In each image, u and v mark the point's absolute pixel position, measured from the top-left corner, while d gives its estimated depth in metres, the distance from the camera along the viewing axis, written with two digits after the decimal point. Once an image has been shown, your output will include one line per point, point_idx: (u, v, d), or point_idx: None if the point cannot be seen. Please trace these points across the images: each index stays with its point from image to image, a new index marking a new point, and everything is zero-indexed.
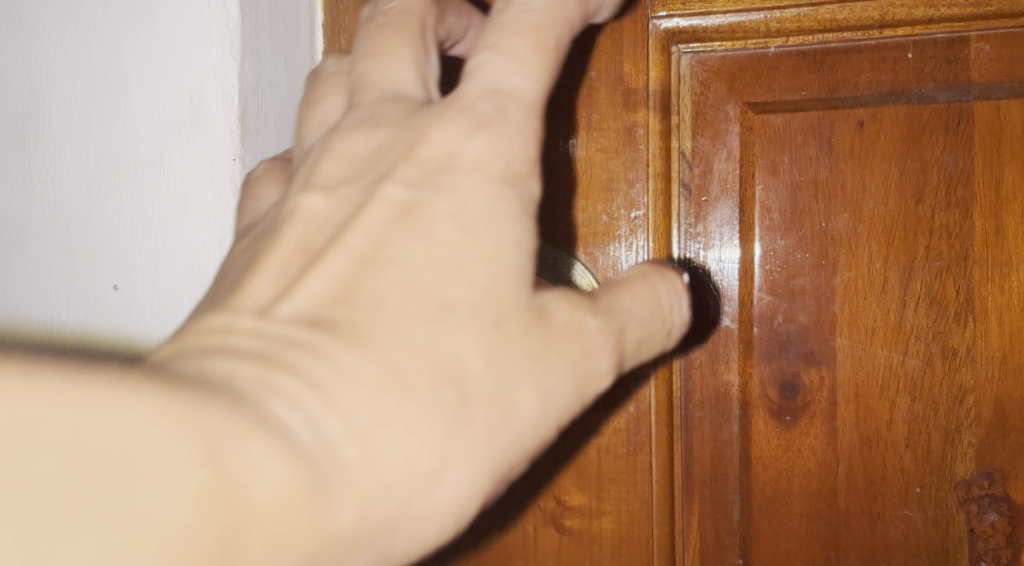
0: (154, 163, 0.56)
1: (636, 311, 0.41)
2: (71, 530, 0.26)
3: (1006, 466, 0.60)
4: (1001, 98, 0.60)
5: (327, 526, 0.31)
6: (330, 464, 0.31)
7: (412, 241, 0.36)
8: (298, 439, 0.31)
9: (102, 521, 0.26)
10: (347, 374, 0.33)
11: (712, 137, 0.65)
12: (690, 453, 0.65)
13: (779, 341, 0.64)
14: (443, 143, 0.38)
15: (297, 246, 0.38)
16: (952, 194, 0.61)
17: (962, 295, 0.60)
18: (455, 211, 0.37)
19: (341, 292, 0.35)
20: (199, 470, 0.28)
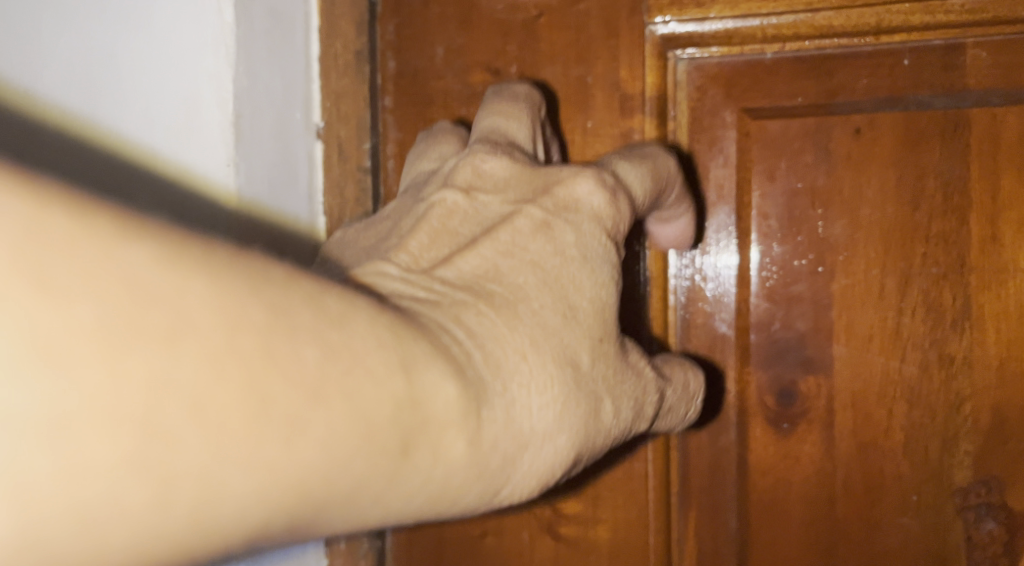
0: (150, 169, 0.56)
1: (673, 382, 0.50)
2: (292, 408, 0.30)
3: (1003, 474, 0.60)
4: (998, 104, 0.60)
5: (469, 445, 0.37)
6: (487, 395, 0.38)
7: (547, 244, 0.44)
8: (468, 370, 0.38)
9: (305, 407, 0.31)
10: (511, 336, 0.40)
11: (709, 143, 0.64)
12: (686, 461, 0.65)
13: (777, 348, 0.63)
14: (576, 192, 0.45)
15: (441, 228, 0.46)
16: (949, 201, 0.60)
17: (959, 302, 0.60)
18: (579, 238, 0.44)
19: (489, 270, 0.43)
20: (386, 380, 0.34)
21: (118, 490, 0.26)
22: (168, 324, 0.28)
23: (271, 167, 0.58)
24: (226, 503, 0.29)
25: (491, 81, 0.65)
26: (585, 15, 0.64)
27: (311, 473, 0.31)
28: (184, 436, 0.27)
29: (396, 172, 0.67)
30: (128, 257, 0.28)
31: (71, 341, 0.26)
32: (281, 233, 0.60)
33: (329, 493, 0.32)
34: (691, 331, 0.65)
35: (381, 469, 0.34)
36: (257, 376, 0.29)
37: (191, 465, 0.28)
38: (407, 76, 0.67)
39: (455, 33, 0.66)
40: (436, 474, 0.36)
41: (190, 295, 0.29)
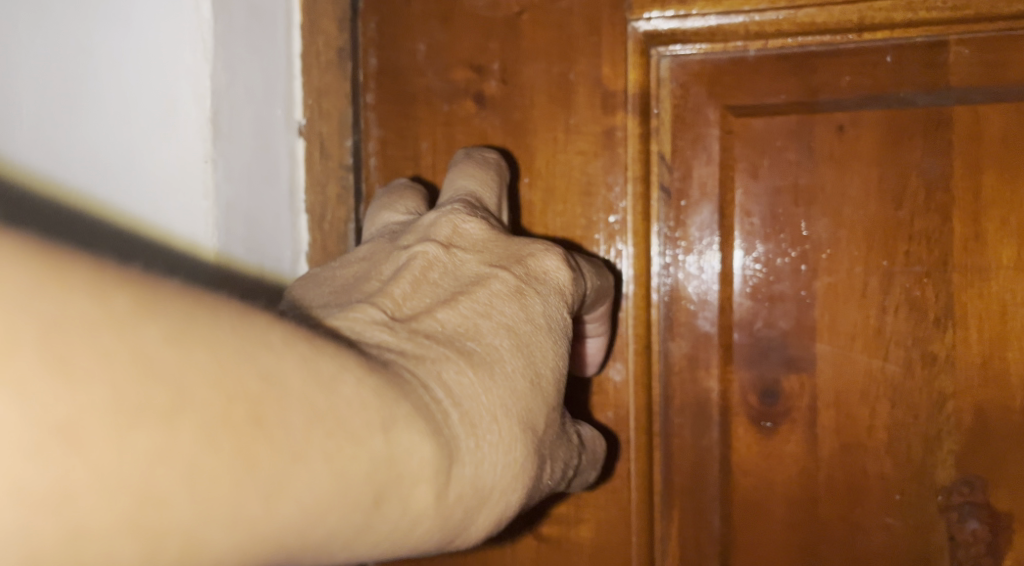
0: (124, 160, 0.54)
1: (589, 449, 0.51)
2: (271, 473, 0.32)
3: (986, 474, 0.59)
4: (980, 102, 0.60)
5: (438, 500, 0.38)
6: (458, 452, 0.39)
7: (520, 310, 0.45)
8: (447, 429, 0.39)
9: (287, 466, 0.33)
10: (489, 392, 0.41)
11: (692, 140, 0.64)
12: (670, 461, 0.65)
13: (760, 347, 0.63)
14: (546, 265, 0.48)
15: (419, 279, 0.46)
16: (931, 200, 0.60)
17: (942, 301, 0.60)
18: (545, 309, 0.46)
19: (470, 328, 0.43)
20: (365, 440, 0.35)
21: (113, 545, 0.29)
22: (168, 399, 0.30)
23: (250, 166, 0.58)
24: (209, 552, 0.31)
25: (474, 78, 0.65)
26: (567, 12, 0.63)
27: (289, 526, 0.33)
28: (176, 501, 0.30)
29: (378, 168, 0.67)
30: (140, 337, 0.30)
31: (85, 419, 0.28)
32: (260, 233, 0.59)
33: (305, 543, 0.34)
34: (675, 330, 0.64)
35: (355, 523, 0.35)
36: (246, 443, 0.31)
37: (179, 523, 0.30)
38: (389, 73, 0.67)
39: (437, 29, 0.66)
40: (405, 530, 0.37)
41: (194, 369, 0.31)
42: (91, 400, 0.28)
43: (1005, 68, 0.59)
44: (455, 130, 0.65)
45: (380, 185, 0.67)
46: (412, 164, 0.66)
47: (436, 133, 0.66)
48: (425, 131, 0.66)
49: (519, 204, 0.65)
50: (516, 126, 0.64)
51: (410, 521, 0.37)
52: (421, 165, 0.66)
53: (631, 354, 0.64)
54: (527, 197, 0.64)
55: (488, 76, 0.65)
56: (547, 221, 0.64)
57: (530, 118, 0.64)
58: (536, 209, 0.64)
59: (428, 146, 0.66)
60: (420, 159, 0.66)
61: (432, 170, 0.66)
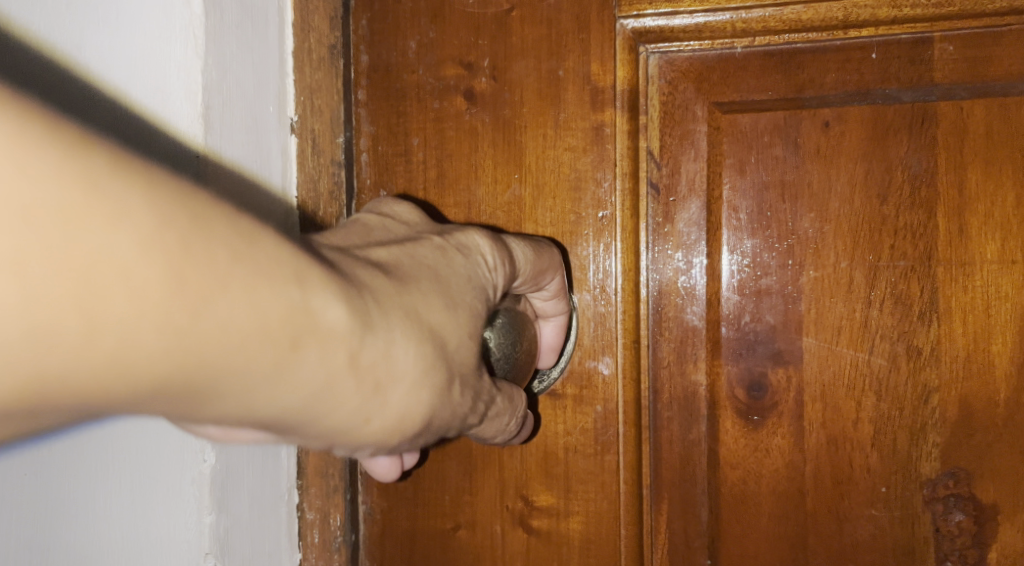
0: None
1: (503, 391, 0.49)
2: (198, 295, 0.31)
3: (971, 466, 0.60)
4: (964, 98, 0.60)
5: (351, 365, 0.37)
6: (374, 324, 0.38)
7: (442, 258, 0.45)
8: (362, 303, 0.38)
9: (213, 296, 0.32)
10: (402, 294, 0.40)
11: (680, 136, 0.65)
12: (658, 454, 0.65)
13: (747, 341, 0.64)
14: (475, 235, 0.49)
15: (353, 230, 0.45)
16: (917, 195, 0.61)
17: (927, 295, 0.60)
18: (468, 263, 0.47)
19: (392, 261, 0.43)
20: (281, 288, 0.34)
21: (56, 322, 0.28)
22: (99, 199, 0.29)
23: (241, 160, 0.58)
24: (127, 354, 0.30)
25: (464, 75, 0.66)
26: (556, 10, 0.64)
27: (211, 352, 0.32)
28: (114, 295, 0.29)
29: (370, 164, 0.67)
30: (82, 149, 0.29)
31: (39, 202, 0.27)
32: None
33: (220, 371, 0.32)
34: (663, 324, 0.65)
35: (272, 366, 0.34)
36: (174, 262, 0.30)
37: (117, 319, 0.29)
38: (380, 70, 0.67)
39: (427, 27, 0.66)
40: (319, 388, 0.36)
41: (135, 192, 0.30)
42: (37, 193, 0.27)
43: (988, 64, 0.60)
44: (445, 127, 0.66)
45: (371, 181, 0.67)
46: (403, 160, 0.67)
47: (426, 130, 0.66)
48: (416, 128, 0.67)
49: (509, 200, 0.65)
50: (506, 122, 0.65)
51: (330, 374, 0.36)
52: (411, 161, 0.67)
53: (620, 348, 0.64)
54: (517, 193, 0.65)
55: (478, 73, 0.65)
56: (537, 217, 0.65)
57: (520, 114, 0.65)
58: (525, 204, 0.65)
59: (418, 142, 0.66)
60: (411, 156, 0.67)
61: (423, 166, 0.66)
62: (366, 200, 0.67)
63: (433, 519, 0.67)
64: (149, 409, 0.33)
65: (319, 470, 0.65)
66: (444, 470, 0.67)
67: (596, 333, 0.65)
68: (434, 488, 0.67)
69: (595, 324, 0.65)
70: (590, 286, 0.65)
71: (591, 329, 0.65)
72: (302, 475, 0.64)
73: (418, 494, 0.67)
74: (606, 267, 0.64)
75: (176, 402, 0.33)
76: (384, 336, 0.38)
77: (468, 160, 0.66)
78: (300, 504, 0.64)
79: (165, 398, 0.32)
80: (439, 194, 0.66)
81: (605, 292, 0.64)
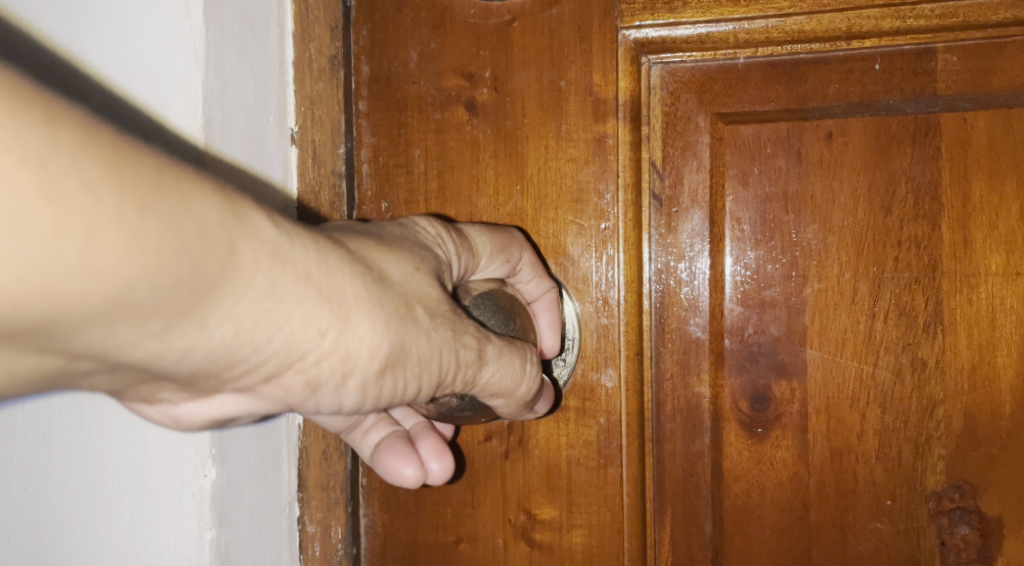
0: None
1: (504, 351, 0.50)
2: (134, 188, 0.32)
3: (976, 479, 0.60)
4: (968, 109, 0.60)
5: (289, 271, 0.38)
6: (300, 240, 0.39)
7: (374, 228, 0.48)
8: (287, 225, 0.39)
9: (149, 192, 0.33)
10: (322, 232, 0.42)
11: (683, 148, 0.64)
12: (661, 467, 0.65)
13: (750, 353, 0.63)
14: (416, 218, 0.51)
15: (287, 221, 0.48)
16: (920, 206, 0.60)
17: (931, 306, 0.60)
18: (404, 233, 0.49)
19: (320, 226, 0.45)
20: (209, 195, 0.35)
21: (23, 220, 0.29)
22: (31, 106, 0.30)
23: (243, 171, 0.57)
24: (99, 258, 0.31)
25: (465, 85, 0.65)
26: (558, 21, 0.64)
27: (159, 247, 0.33)
28: (63, 188, 0.30)
29: (371, 175, 0.67)
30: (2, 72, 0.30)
31: None
32: None
33: (188, 277, 0.34)
34: (666, 337, 0.65)
35: (224, 274, 0.35)
36: (107, 164, 0.32)
37: (68, 211, 0.30)
38: (381, 81, 0.67)
39: (428, 37, 0.66)
40: (272, 296, 0.38)
41: (56, 105, 0.31)
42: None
43: (991, 74, 0.60)
44: (446, 138, 0.66)
45: (372, 192, 0.67)
46: (405, 171, 0.66)
47: (427, 141, 0.66)
48: (417, 139, 0.66)
49: (511, 212, 0.65)
50: (507, 133, 0.65)
51: (276, 284, 0.38)
52: (413, 172, 0.66)
53: (622, 360, 0.64)
54: (519, 204, 0.65)
55: (480, 84, 0.65)
56: (539, 228, 0.64)
57: (521, 125, 0.64)
58: (527, 215, 0.65)
59: (419, 153, 0.66)
60: (412, 167, 0.66)
61: (424, 177, 0.66)
62: (367, 210, 0.67)
63: (435, 532, 0.66)
64: (143, 339, 0.34)
65: (320, 482, 0.65)
66: (445, 483, 0.66)
67: (598, 345, 0.64)
68: (435, 500, 0.66)
69: (598, 336, 0.64)
70: (593, 298, 0.64)
71: (593, 341, 0.64)
72: (303, 487, 0.64)
73: (419, 506, 0.67)
74: (609, 279, 0.64)
75: (167, 322, 0.35)
76: (313, 251, 0.40)
77: (469, 172, 0.65)
78: (302, 517, 0.64)
79: (154, 316, 0.34)
80: (440, 205, 0.66)
81: (608, 304, 0.64)
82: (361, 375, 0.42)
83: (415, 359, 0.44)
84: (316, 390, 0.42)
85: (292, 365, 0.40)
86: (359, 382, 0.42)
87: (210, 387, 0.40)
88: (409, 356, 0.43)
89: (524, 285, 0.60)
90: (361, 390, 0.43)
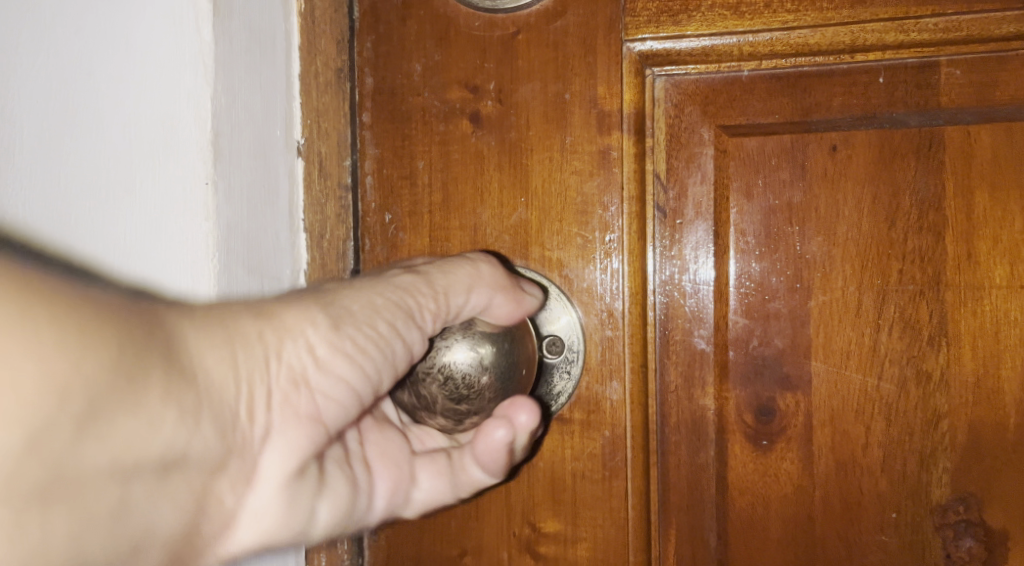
0: (129, 186, 0.53)
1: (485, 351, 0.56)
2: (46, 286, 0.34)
3: (982, 492, 0.60)
4: (971, 122, 0.60)
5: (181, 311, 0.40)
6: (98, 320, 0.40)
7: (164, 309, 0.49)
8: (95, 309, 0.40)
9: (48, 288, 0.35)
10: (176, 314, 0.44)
11: (687, 159, 0.65)
12: (666, 479, 0.65)
13: (755, 365, 0.63)
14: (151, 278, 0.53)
15: None
16: (925, 219, 0.61)
17: (935, 319, 0.60)
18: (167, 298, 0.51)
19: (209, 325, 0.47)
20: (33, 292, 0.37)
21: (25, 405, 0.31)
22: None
23: (252, 185, 0.56)
24: (73, 344, 0.33)
25: (469, 97, 0.65)
26: (563, 33, 0.64)
27: (97, 318, 0.35)
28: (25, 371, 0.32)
29: (375, 187, 0.67)
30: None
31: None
32: (259, 251, 0.57)
33: (139, 330, 0.36)
34: (671, 348, 0.65)
35: (158, 328, 0.38)
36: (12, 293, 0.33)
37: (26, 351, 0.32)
38: (385, 93, 0.67)
39: (432, 49, 0.66)
40: (202, 336, 0.40)
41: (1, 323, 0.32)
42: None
43: (995, 88, 0.60)
44: (450, 150, 0.66)
45: (376, 204, 0.67)
46: (409, 183, 0.66)
47: (432, 153, 0.66)
48: (421, 151, 0.66)
49: (516, 223, 0.65)
50: (512, 145, 0.65)
51: (183, 321, 0.40)
52: (417, 184, 0.66)
53: (627, 373, 0.64)
54: (523, 217, 0.65)
55: (485, 96, 0.65)
56: (543, 240, 0.64)
57: (526, 137, 0.65)
58: (532, 227, 0.65)
59: (423, 165, 0.66)
60: (416, 179, 0.66)
61: (429, 189, 0.66)
62: (371, 222, 0.67)
63: (439, 545, 0.66)
64: (164, 412, 0.36)
65: None
66: None
67: (603, 357, 0.64)
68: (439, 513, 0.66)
69: (602, 348, 0.64)
70: (597, 310, 0.64)
71: (598, 353, 0.64)
72: None
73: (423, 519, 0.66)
74: (613, 291, 0.64)
75: (165, 383, 0.37)
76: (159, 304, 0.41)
77: (473, 184, 0.65)
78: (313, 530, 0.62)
79: (153, 381, 0.36)
80: (444, 217, 0.66)
81: (612, 316, 0.64)
82: (322, 340, 0.46)
83: (355, 313, 0.49)
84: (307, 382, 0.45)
85: (267, 378, 0.43)
86: (329, 348, 0.46)
87: (247, 457, 0.42)
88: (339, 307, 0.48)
89: (468, 283, 0.55)
90: (337, 352, 0.47)
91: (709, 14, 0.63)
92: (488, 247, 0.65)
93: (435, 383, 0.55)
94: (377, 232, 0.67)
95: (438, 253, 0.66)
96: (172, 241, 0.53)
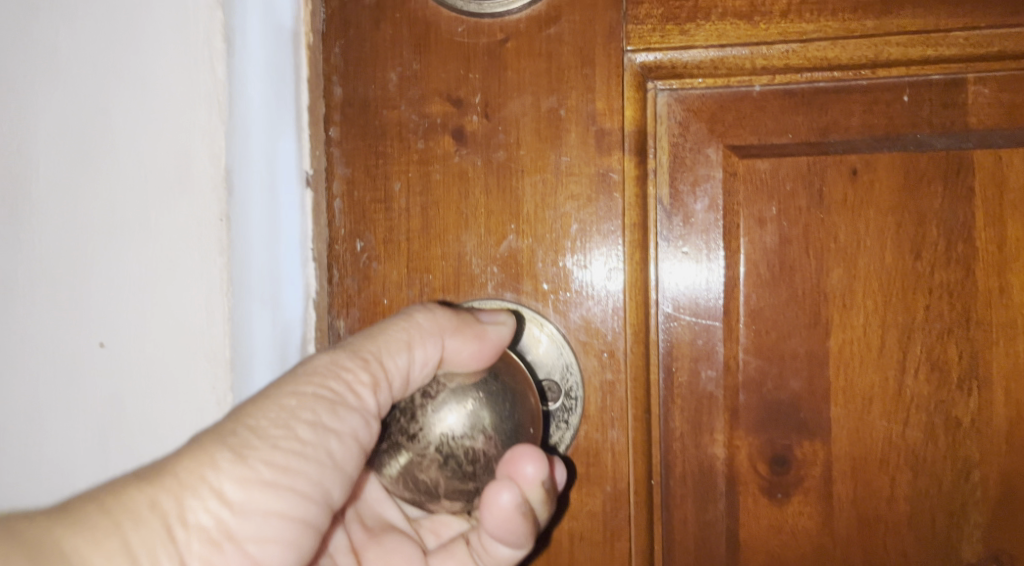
0: (145, 222, 0.51)
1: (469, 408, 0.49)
2: None
3: (1016, 549, 0.55)
4: (1002, 146, 0.55)
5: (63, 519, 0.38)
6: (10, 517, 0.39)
7: None
8: None
9: None
10: None
11: (692, 183, 0.59)
12: (672, 537, 0.58)
13: (769, 410, 0.57)
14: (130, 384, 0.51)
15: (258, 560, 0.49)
16: (953, 251, 0.55)
17: (966, 361, 0.55)
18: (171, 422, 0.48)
19: None
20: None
21: None
22: None
23: (262, 221, 0.53)
24: None
25: (452, 112, 0.58)
26: (558, 41, 0.57)
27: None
28: None
29: (344, 212, 0.59)
30: None
31: None
32: (272, 286, 0.54)
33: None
34: (676, 391, 0.59)
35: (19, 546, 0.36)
36: None
37: None
38: (356, 105, 0.59)
39: (410, 56, 0.58)
40: (92, 543, 0.38)
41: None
42: None
43: None
44: (431, 170, 0.58)
45: (345, 230, 0.59)
46: (383, 207, 0.59)
47: (410, 173, 0.59)
48: (398, 171, 0.59)
49: (505, 254, 0.58)
50: (500, 165, 0.58)
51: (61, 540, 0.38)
52: (393, 208, 0.59)
53: (630, 420, 0.57)
54: (513, 246, 0.58)
55: (469, 110, 0.58)
56: (535, 271, 0.58)
57: (516, 157, 0.58)
58: (523, 258, 0.58)
59: (400, 187, 0.59)
60: (392, 202, 0.59)
61: (406, 214, 0.59)
62: (339, 250, 0.59)
63: None
64: None
65: None
66: None
67: (604, 403, 0.57)
68: None
69: (603, 394, 0.57)
70: (597, 350, 0.57)
71: (598, 399, 0.57)
72: None
73: None
74: (614, 329, 0.57)
75: None
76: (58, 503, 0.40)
77: (456, 209, 0.58)
78: None
79: None
80: (423, 245, 0.59)
81: (614, 357, 0.57)
82: (230, 481, 0.43)
83: (268, 434, 0.45)
84: (227, 532, 0.44)
85: (172, 548, 0.41)
86: (239, 486, 0.44)
87: None
88: (237, 432, 0.44)
89: (405, 337, 0.50)
90: (252, 485, 0.44)
91: (719, 23, 0.57)
92: (473, 279, 0.58)
93: (435, 465, 0.48)
94: (346, 262, 0.59)
95: (416, 286, 0.59)
96: (190, 284, 0.50)
